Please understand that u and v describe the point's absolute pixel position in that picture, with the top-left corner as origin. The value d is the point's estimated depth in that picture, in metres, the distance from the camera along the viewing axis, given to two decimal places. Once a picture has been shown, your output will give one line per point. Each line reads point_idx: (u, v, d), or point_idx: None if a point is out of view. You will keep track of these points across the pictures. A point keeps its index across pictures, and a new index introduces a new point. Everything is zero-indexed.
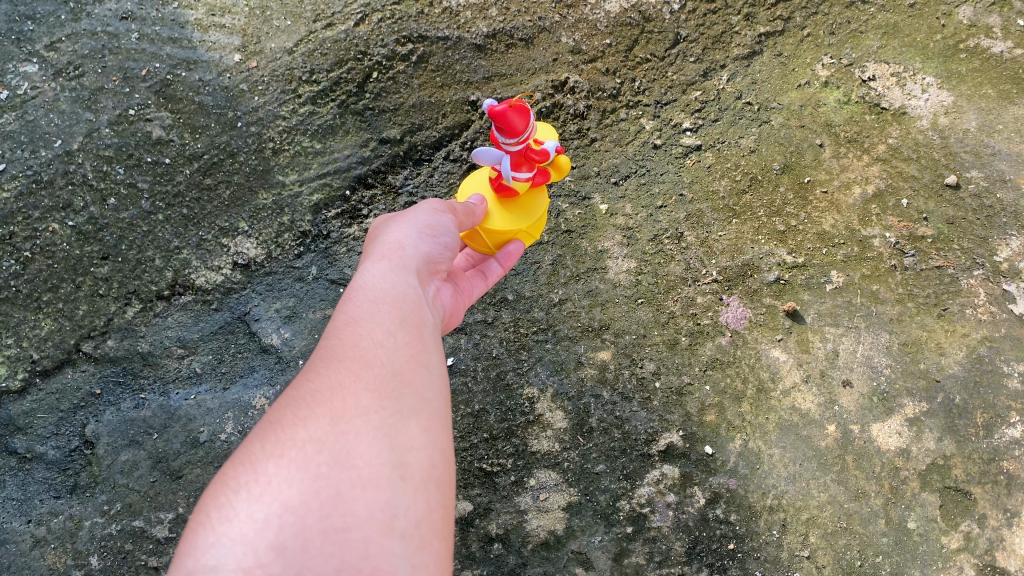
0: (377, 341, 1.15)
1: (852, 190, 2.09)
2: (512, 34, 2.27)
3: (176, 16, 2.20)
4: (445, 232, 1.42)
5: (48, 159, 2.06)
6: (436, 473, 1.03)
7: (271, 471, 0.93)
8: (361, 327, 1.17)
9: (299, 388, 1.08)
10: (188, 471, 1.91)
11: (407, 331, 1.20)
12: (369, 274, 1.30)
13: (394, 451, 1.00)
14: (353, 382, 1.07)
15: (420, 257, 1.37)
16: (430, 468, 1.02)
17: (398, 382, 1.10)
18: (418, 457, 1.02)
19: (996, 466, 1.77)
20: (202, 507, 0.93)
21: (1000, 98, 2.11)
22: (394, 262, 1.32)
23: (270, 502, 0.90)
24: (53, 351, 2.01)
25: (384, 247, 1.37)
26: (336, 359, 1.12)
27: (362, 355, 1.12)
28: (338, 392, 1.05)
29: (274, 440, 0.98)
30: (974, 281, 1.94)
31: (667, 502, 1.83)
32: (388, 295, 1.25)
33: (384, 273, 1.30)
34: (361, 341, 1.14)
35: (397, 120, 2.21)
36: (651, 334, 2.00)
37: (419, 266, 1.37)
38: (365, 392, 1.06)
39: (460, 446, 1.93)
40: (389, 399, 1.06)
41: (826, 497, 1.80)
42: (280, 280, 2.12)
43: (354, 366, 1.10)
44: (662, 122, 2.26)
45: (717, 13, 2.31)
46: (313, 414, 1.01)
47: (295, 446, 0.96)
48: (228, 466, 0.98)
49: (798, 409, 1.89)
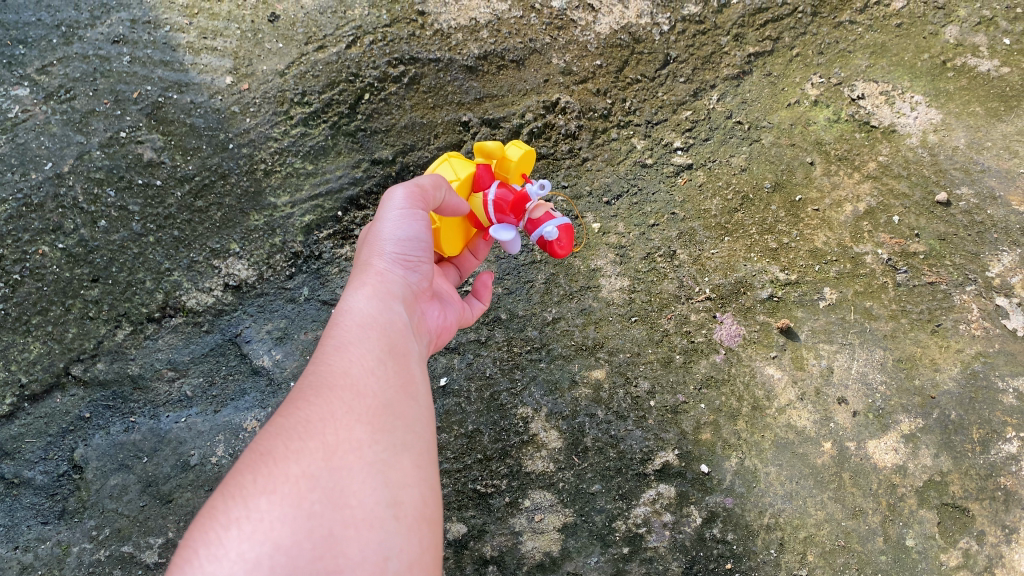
0: (368, 370, 1.20)
1: (843, 208, 2.10)
2: (503, 55, 2.27)
3: (168, 39, 2.19)
4: (414, 242, 1.44)
5: (39, 181, 2.05)
6: (427, 511, 1.10)
7: (263, 508, 0.95)
8: (352, 356, 1.21)
9: (289, 416, 1.10)
10: (179, 495, 1.89)
11: (396, 361, 1.25)
12: (354, 300, 1.33)
13: (388, 489, 1.05)
14: (346, 413, 1.11)
15: (404, 283, 1.42)
16: (421, 507, 1.09)
17: (389, 414, 1.15)
18: (410, 495, 1.08)
19: (994, 483, 1.76)
20: (189, 541, 0.93)
21: (988, 116, 2.11)
22: (379, 285, 1.36)
23: (262, 541, 0.91)
24: (42, 375, 1.99)
25: (365, 271, 1.41)
26: (326, 387, 1.15)
27: (354, 384, 1.16)
28: (330, 423, 1.09)
29: (266, 473, 1.00)
30: (966, 297, 1.94)
31: (664, 522, 1.82)
32: (376, 324, 1.29)
33: (369, 299, 1.34)
34: (352, 369, 1.18)
35: (389, 141, 2.21)
36: (645, 352, 1.99)
37: (405, 291, 1.41)
38: (358, 424, 1.10)
39: (454, 467, 1.91)
40: (381, 433, 1.11)
41: (823, 515, 1.79)
42: (272, 301, 2.11)
43: (346, 396, 1.13)
44: (653, 141, 2.27)
45: (706, 34, 2.32)
46: (306, 447, 1.04)
47: (288, 481, 0.99)
48: (215, 496, 0.99)
49: (794, 426, 1.88)
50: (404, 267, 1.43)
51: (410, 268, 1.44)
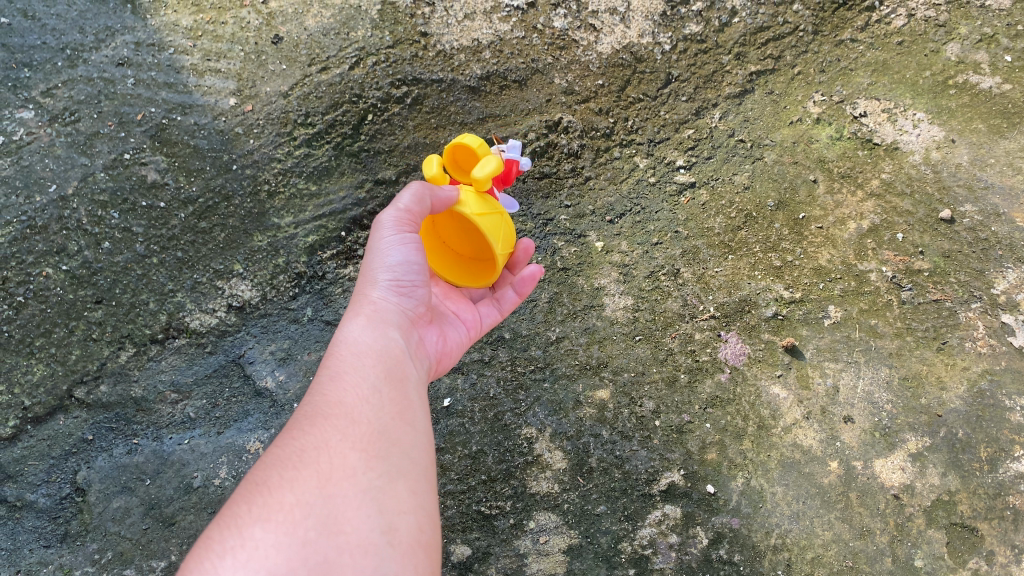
0: (362, 397, 1.22)
1: (847, 225, 2.10)
2: (506, 76, 2.28)
3: (172, 62, 2.20)
4: (410, 266, 1.44)
5: (43, 204, 2.06)
6: (422, 535, 1.12)
7: (258, 536, 0.99)
8: (346, 383, 1.24)
9: (285, 444, 1.14)
10: (181, 518, 1.89)
11: (392, 387, 1.28)
12: (349, 333, 1.35)
13: (383, 516, 1.08)
14: (340, 441, 1.14)
15: (396, 311, 1.43)
16: (418, 532, 1.11)
17: (384, 440, 1.18)
18: (405, 520, 1.10)
19: (1003, 502, 1.74)
20: (186, 569, 0.97)
21: (990, 133, 2.10)
22: (373, 317, 1.38)
23: (257, 569, 0.95)
24: (45, 397, 1.98)
25: (360, 305, 1.42)
26: (322, 416, 1.18)
27: (348, 411, 1.19)
28: (325, 451, 1.12)
29: (261, 502, 1.04)
30: (972, 314, 1.92)
31: (670, 543, 1.82)
32: (371, 352, 1.31)
33: (363, 331, 1.35)
34: (346, 398, 1.21)
35: (392, 161, 2.23)
36: (649, 371, 1.98)
37: (397, 318, 1.43)
38: (352, 451, 1.13)
39: (458, 488, 1.90)
40: (377, 460, 1.14)
41: (830, 536, 1.79)
42: (275, 322, 2.11)
43: (341, 424, 1.17)
44: (656, 160, 2.28)
45: (708, 53, 2.32)
46: (300, 476, 1.08)
47: (282, 509, 1.03)
48: (212, 526, 1.03)
49: (800, 446, 1.87)
50: (397, 296, 1.44)
51: (406, 295, 1.46)
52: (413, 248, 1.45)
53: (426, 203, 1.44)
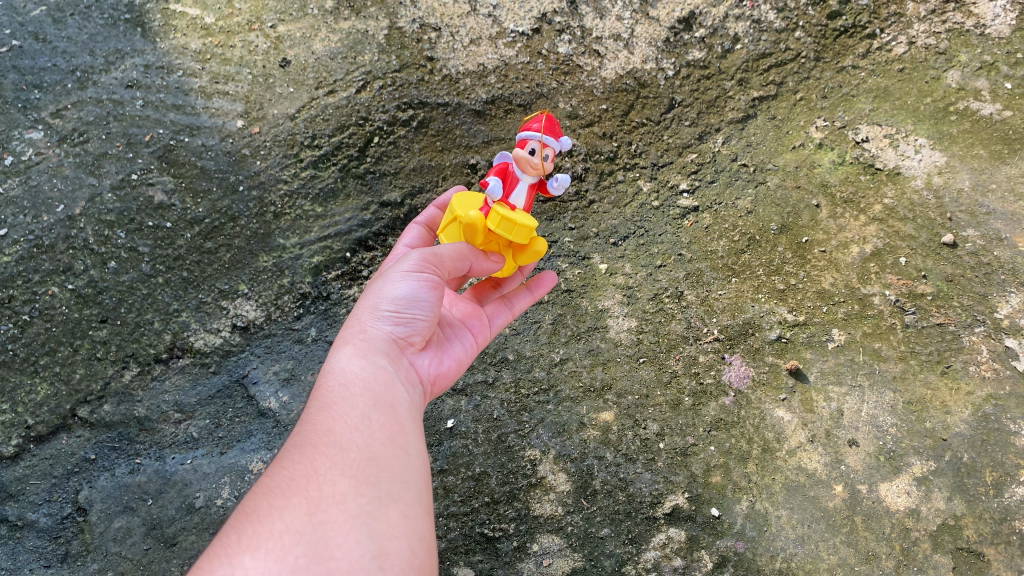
0: (352, 425, 1.23)
1: (850, 249, 2.10)
2: (511, 100, 2.30)
3: (181, 84, 2.24)
4: (415, 300, 1.43)
5: (51, 224, 2.08)
6: (414, 559, 1.11)
7: (248, 564, 0.98)
8: (336, 411, 1.25)
9: (275, 475, 1.15)
10: (183, 538, 1.86)
11: (382, 413, 1.28)
12: (337, 361, 1.36)
13: (373, 539, 1.08)
14: (329, 469, 1.14)
15: (387, 339, 1.42)
16: (409, 555, 1.11)
17: (374, 466, 1.18)
18: (396, 545, 1.10)
19: (1009, 527, 1.72)
20: None
21: (991, 158, 2.10)
22: (361, 344, 1.38)
23: None
24: (48, 416, 1.97)
25: (351, 330, 1.43)
26: (311, 445, 1.19)
27: (338, 439, 1.20)
28: (315, 479, 1.13)
29: (250, 531, 1.03)
30: (975, 338, 1.92)
31: (674, 567, 1.80)
32: (358, 380, 1.32)
33: (350, 359, 1.36)
34: (335, 426, 1.22)
35: (398, 183, 2.24)
36: (653, 394, 1.98)
37: (387, 345, 1.41)
38: (342, 478, 1.14)
39: (461, 510, 1.89)
40: (366, 485, 1.14)
41: (836, 560, 1.76)
42: (280, 341, 2.10)
43: (329, 453, 1.17)
44: (659, 183, 2.30)
45: (711, 78, 2.35)
46: (290, 504, 1.08)
47: (271, 538, 1.02)
48: (201, 558, 1.02)
49: (805, 469, 1.87)
50: (393, 324, 1.43)
51: (403, 324, 1.44)
52: (422, 283, 1.43)
53: (463, 264, 1.48)
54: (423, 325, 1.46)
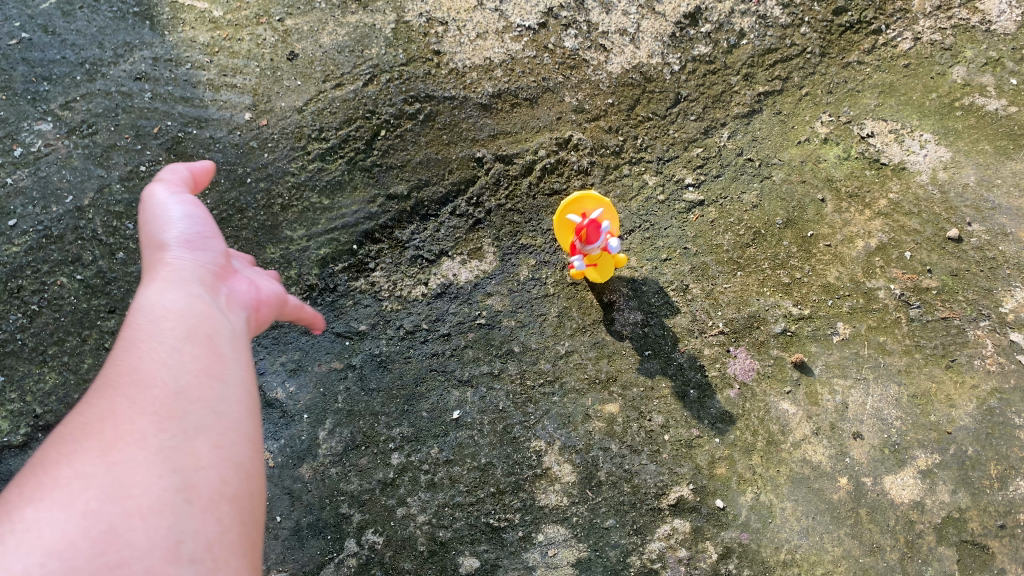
0: (162, 356, 1.04)
1: (855, 244, 2.11)
2: (517, 93, 2.31)
3: (189, 76, 2.24)
4: (194, 219, 1.34)
5: (60, 214, 2.10)
6: (229, 489, 0.94)
7: (32, 517, 0.80)
8: (140, 345, 1.05)
9: (64, 423, 0.94)
10: None
11: (197, 343, 1.08)
12: (145, 297, 1.16)
13: (179, 472, 0.90)
14: (128, 407, 0.94)
15: (189, 269, 1.25)
16: (222, 485, 0.93)
17: (182, 399, 0.98)
18: (207, 476, 0.92)
19: (1013, 520, 1.78)
20: None
21: (997, 154, 2.14)
22: (171, 278, 1.19)
23: (32, 551, 0.76)
24: (57, 406, 1.99)
25: (151, 268, 1.24)
26: (107, 385, 0.98)
27: (138, 374, 0.99)
28: (112, 421, 0.92)
29: (33, 483, 0.84)
30: (980, 332, 1.95)
31: (679, 558, 1.83)
32: (171, 311, 1.12)
33: (161, 292, 1.16)
34: (135, 360, 1.02)
35: (404, 176, 2.22)
36: (659, 386, 1.98)
37: (192, 275, 1.24)
38: (140, 417, 0.94)
39: (467, 500, 1.89)
40: (172, 419, 0.95)
41: (840, 552, 1.80)
42: (286, 332, 2.08)
43: (128, 390, 0.97)
44: (664, 177, 2.26)
45: (717, 73, 2.34)
46: (82, 448, 0.88)
47: (60, 485, 0.84)
48: None
49: (809, 461, 1.88)
50: (179, 252, 1.27)
51: (196, 252, 1.29)
52: (184, 203, 1.37)
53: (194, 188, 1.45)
54: (220, 253, 1.33)
